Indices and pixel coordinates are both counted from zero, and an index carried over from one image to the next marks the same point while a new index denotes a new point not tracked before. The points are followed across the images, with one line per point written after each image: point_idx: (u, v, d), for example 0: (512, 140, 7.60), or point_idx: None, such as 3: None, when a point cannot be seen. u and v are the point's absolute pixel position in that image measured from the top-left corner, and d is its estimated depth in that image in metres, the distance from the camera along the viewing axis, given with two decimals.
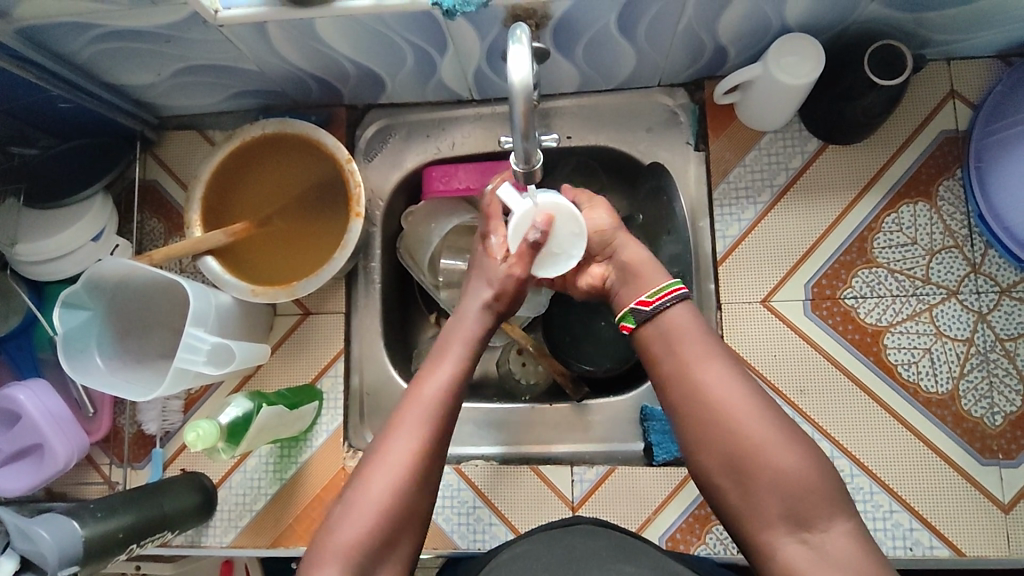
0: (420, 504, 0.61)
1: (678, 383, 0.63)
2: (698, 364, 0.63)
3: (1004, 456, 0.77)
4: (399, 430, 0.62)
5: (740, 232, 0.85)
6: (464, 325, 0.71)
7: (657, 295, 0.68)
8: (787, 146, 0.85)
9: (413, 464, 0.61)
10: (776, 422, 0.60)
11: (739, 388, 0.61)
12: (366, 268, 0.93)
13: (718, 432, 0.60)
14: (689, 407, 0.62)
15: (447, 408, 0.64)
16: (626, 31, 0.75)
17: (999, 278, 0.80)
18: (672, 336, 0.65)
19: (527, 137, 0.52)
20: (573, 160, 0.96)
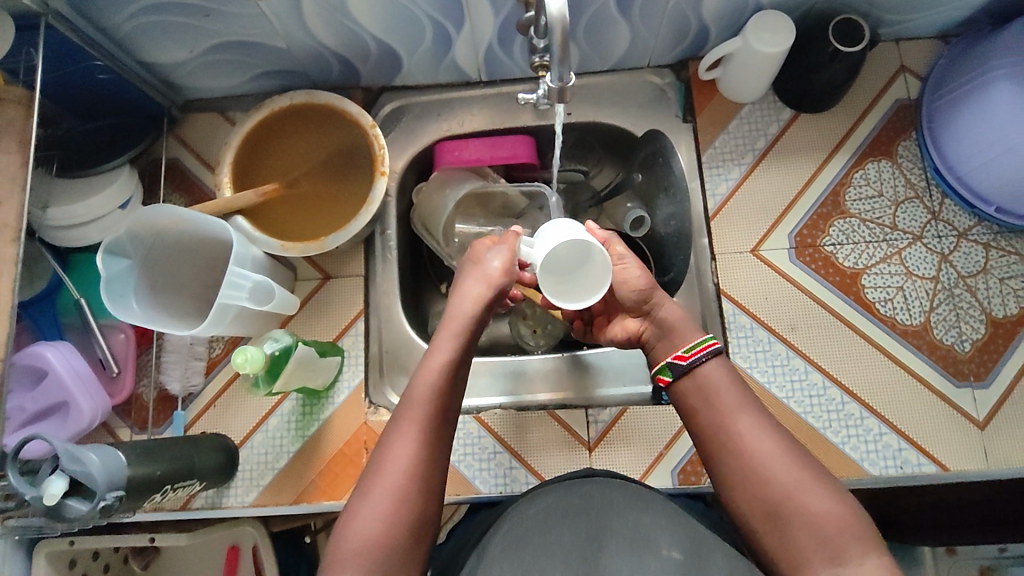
0: (428, 503, 0.65)
1: (711, 429, 0.68)
2: (731, 413, 0.68)
3: (975, 378, 0.85)
4: (402, 433, 0.66)
5: (729, 190, 0.94)
6: (452, 320, 0.73)
7: (701, 345, 0.72)
8: (764, 116, 0.96)
9: (417, 467, 0.65)
10: (813, 470, 0.63)
11: (774, 438, 0.65)
12: (383, 235, 0.98)
13: (750, 474, 0.64)
14: (725, 455, 0.66)
15: (438, 405, 0.68)
16: (624, 9, 0.85)
17: (956, 223, 0.90)
18: (707, 389, 0.70)
19: (562, 64, 0.62)
20: (572, 135, 1.04)
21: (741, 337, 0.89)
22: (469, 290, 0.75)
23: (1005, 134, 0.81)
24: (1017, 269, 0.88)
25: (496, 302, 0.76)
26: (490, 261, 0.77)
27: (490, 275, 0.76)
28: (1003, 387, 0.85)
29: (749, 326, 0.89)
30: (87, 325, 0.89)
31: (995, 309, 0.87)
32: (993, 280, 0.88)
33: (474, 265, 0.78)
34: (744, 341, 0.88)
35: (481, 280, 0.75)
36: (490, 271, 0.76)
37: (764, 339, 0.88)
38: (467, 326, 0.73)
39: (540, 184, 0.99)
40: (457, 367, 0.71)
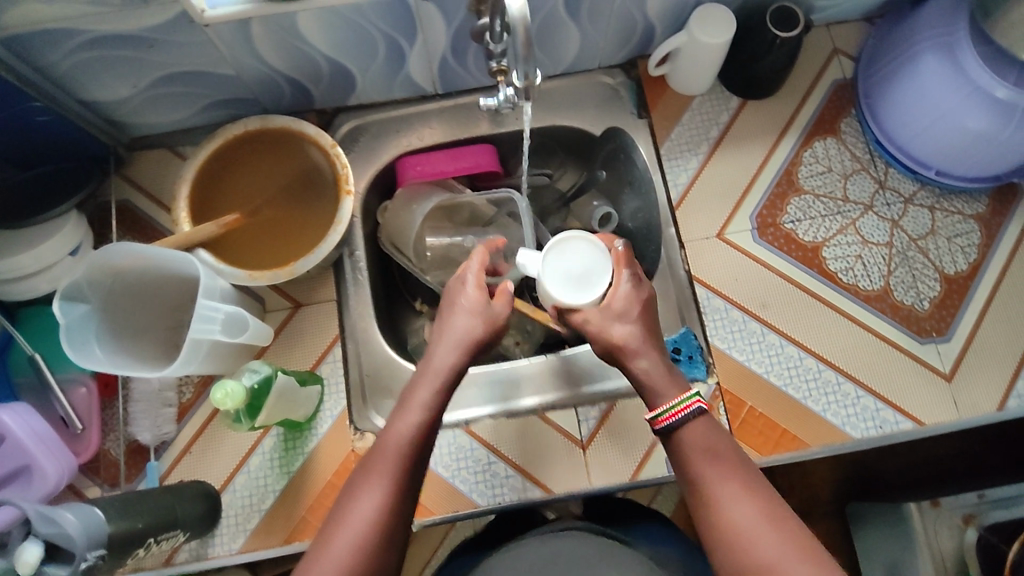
0: (384, 562, 0.62)
1: (694, 491, 0.66)
2: (711, 479, 0.65)
3: (938, 333, 0.90)
4: (365, 483, 0.64)
5: (689, 179, 0.97)
6: (430, 368, 0.71)
7: (677, 407, 0.68)
8: (713, 106, 1.00)
9: (379, 522, 0.62)
10: (792, 542, 0.60)
11: (751, 506, 0.63)
12: (352, 257, 0.94)
13: (726, 544, 0.62)
14: (703, 522, 0.65)
15: (408, 455, 0.66)
16: (573, 13, 0.87)
17: (902, 189, 0.96)
18: (684, 453, 0.68)
19: (527, 60, 0.62)
20: (534, 141, 1.04)
21: (716, 319, 0.91)
22: (452, 329, 0.73)
23: (937, 105, 0.88)
24: (961, 228, 0.94)
25: (484, 347, 0.74)
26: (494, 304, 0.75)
27: (492, 321, 0.73)
28: (964, 339, 0.90)
29: (723, 308, 0.91)
30: (46, 382, 0.84)
31: (946, 267, 0.93)
32: (942, 240, 0.94)
33: (450, 304, 0.76)
34: (719, 323, 0.91)
35: (471, 314, 0.74)
36: (493, 315, 0.74)
37: (739, 319, 0.91)
38: (447, 377, 0.71)
39: (506, 188, 0.99)
40: (433, 414, 0.69)
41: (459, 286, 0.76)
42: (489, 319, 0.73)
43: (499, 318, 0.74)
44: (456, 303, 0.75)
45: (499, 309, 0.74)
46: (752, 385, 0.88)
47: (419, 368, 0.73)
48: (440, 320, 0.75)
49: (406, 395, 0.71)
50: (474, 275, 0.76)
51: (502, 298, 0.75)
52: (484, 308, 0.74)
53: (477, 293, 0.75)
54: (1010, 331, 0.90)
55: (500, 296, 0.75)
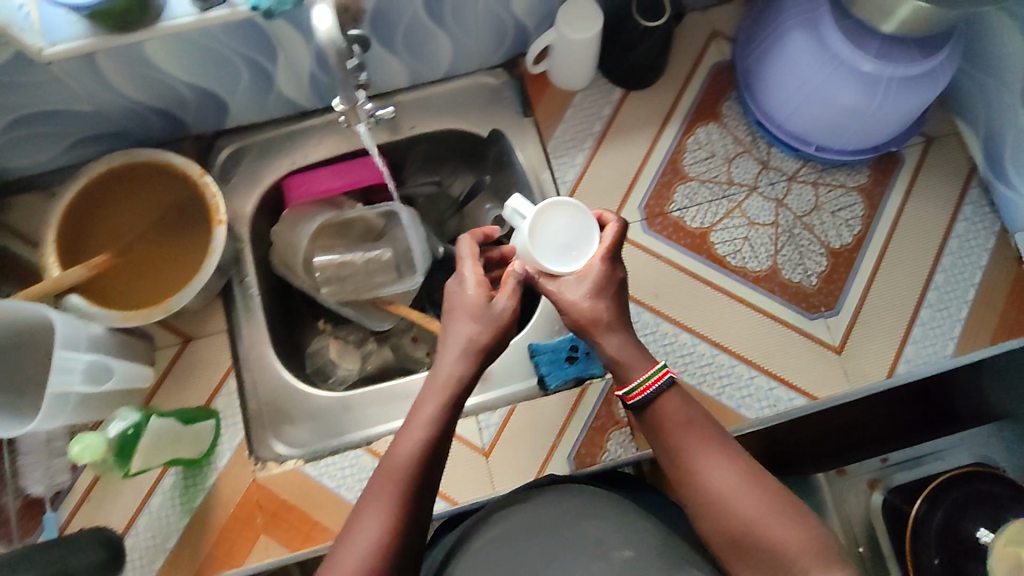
0: None
1: (673, 462, 0.64)
2: (691, 448, 0.64)
3: (826, 308, 0.92)
4: (371, 502, 0.61)
5: (576, 176, 0.97)
6: (436, 381, 0.68)
7: (650, 380, 0.67)
8: (596, 100, 0.99)
9: (387, 544, 0.59)
10: (773, 501, 0.60)
11: (732, 470, 0.62)
12: (242, 284, 0.93)
13: (710, 510, 0.61)
14: (685, 491, 0.63)
15: (416, 471, 0.62)
16: (437, 19, 0.86)
17: (785, 168, 0.97)
18: (662, 426, 0.66)
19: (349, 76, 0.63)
20: (423, 146, 1.02)
21: None
22: (455, 339, 0.69)
23: (807, 81, 0.88)
24: (845, 201, 0.96)
25: (491, 352, 0.70)
26: (497, 299, 0.71)
27: (494, 321, 0.70)
28: (851, 311, 0.92)
29: None
30: None
31: (831, 241, 0.94)
32: (826, 215, 0.95)
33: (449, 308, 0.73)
34: None
35: (472, 319, 0.70)
36: (498, 315, 0.70)
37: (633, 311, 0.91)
38: (455, 389, 0.67)
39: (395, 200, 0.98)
40: (440, 425, 0.65)
41: (456, 289, 0.73)
42: (489, 321, 0.70)
43: (503, 317, 0.71)
44: (456, 304, 0.72)
45: (502, 305, 0.71)
46: None
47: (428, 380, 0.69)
48: (444, 328, 0.71)
49: (414, 408, 0.67)
50: (472, 274, 0.73)
51: (506, 291, 0.72)
52: (483, 311, 0.70)
53: (477, 292, 0.71)
54: (895, 298, 0.93)
55: (501, 290, 0.72)
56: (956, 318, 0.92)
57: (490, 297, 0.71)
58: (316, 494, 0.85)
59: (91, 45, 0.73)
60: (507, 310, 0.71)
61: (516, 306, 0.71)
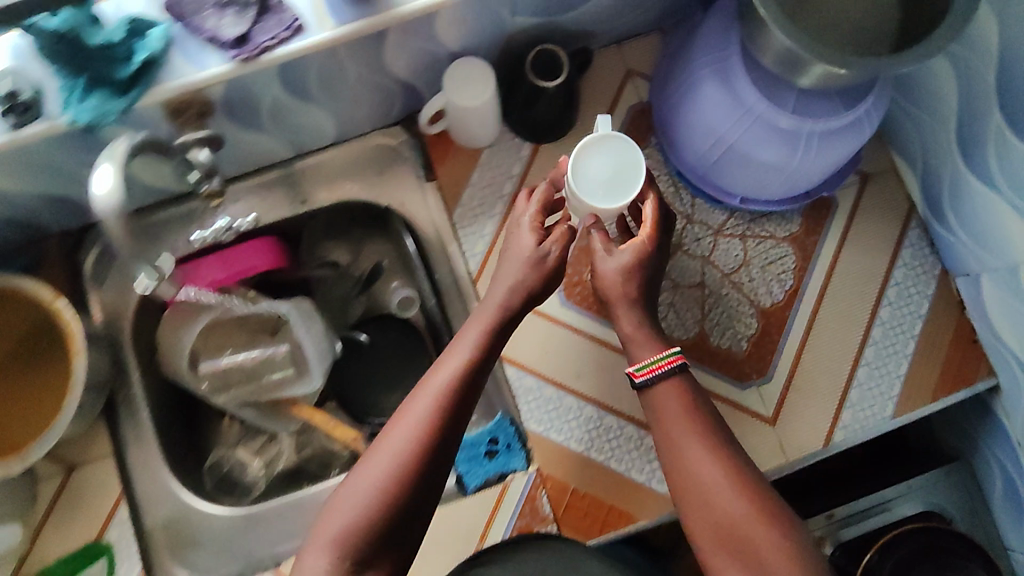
0: (420, 486, 0.64)
1: (666, 449, 0.69)
2: (683, 442, 0.68)
3: (758, 375, 0.86)
4: (406, 412, 0.66)
5: (487, 247, 0.88)
6: (488, 306, 0.73)
7: (661, 360, 0.71)
8: (504, 157, 0.90)
9: (421, 442, 0.64)
10: (757, 505, 0.64)
11: (719, 467, 0.66)
12: (126, 397, 0.85)
13: (698, 498, 0.66)
14: (674, 476, 0.68)
15: (455, 394, 0.66)
16: (304, 95, 0.75)
17: (711, 221, 0.89)
18: (657, 410, 0.71)
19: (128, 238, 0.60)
20: (320, 219, 0.92)
21: (529, 401, 0.85)
22: (507, 277, 0.74)
23: (721, 135, 0.79)
24: (775, 254, 0.89)
25: (538, 297, 0.75)
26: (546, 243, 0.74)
27: (544, 264, 0.74)
28: (784, 377, 0.86)
29: (536, 387, 0.85)
30: None
31: (762, 300, 0.88)
32: (755, 271, 0.88)
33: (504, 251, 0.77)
34: (533, 404, 0.85)
35: (525, 265, 0.74)
36: (545, 259, 0.74)
37: (554, 396, 0.85)
38: (498, 318, 0.72)
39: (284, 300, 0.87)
40: (479, 351, 0.70)
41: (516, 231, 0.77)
42: (542, 264, 0.74)
43: (551, 263, 0.74)
44: (512, 248, 0.76)
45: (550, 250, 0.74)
46: (572, 466, 0.84)
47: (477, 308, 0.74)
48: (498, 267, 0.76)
49: (460, 334, 0.72)
50: (530, 219, 0.77)
51: (558, 234, 0.75)
52: (537, 257, 0.74)
53: (531, 237, 0.75)
54: (830, 359, 0.87)
55: (556, 233, 0.75)
56: (895, 375, 0.87)
57: (540, 244, 0.74)
58: None
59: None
60: (556, 254, 0.74)
61: (562, 251, 0.74)
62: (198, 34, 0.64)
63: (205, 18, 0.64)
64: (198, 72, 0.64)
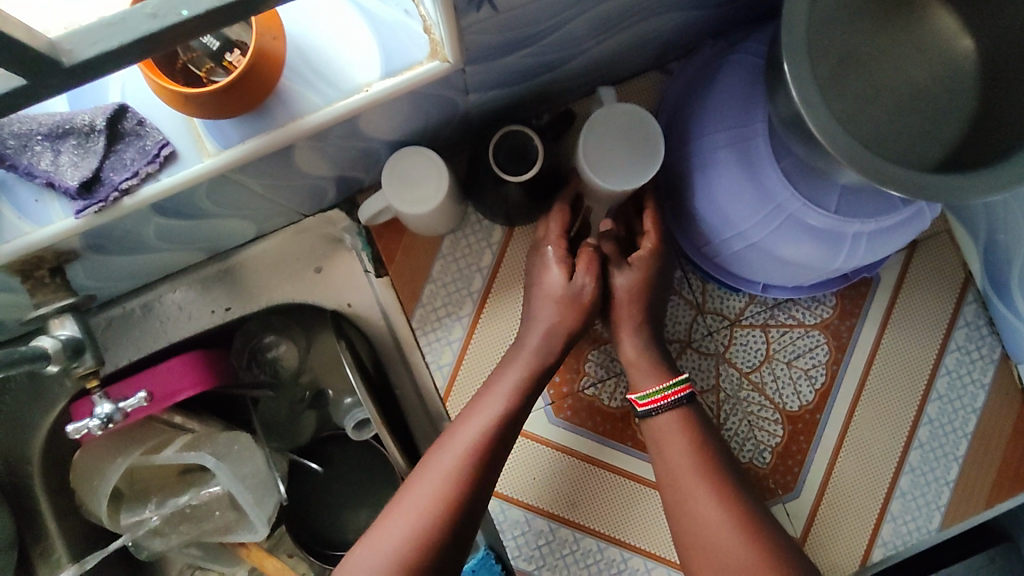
0: (449, 548, 0.58)
1: (669, 488, 0.63)
2: (688, 485, 0.61)
3: (784, 491, 0.73)
4: (434, 465, 0.61)
5: (456, 356, 0.73)
6: (523, 352, 0.66)
7: (666, 390, 0.65)
8: (472, 243, 0.74)
9: (444, 510, 0.58)
10: (770, 555, 0.57)
11: (729, 510, 0.59)
12: (44, 555, 0.73)
13: (704, 545, 0.59)
14: (677, 518, 0.62)
15: (489, 449, 0.61)
16: (199, 212, 0.58)
17: (726, 309, 0.74)
18: (661, 448, 0.64)
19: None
20: (255, 322, 0.77)
21: (517, 535, 0.72)
22: (538, 315, 0.66)
23: (739, 225, 0.63)
24: (803, 344, 0.74)
25: (577, 334, 0.67)
26: (577, 278, 0.65)
27: (578, 302, 0.65)
28: (814, 492, 0.73)
29: (524, 519, 0.73)
30: None
31: (787, 403, 0.74)
32: (781, 366, 0.74)
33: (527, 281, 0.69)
34: (521, 539, 0.72)
35: (555, 302, 0.66)
36: (577, 293, 0.65)
37: (545, 528, 0.72)
38: (536, 364, 0.66)
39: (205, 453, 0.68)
40: (513, 403, 0.64)
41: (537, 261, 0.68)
42: (566, 293, 0.65)
43: (586, 296, 0.65)
44: (539, 284, 0.67)
45: (583, 285, 0.65)
46: None
47: (511, 352, 0.68)
48: (526, 303, 0.68)
49: (492, 379, 0.66)
50: (554, 248, 0.66)
51: (583, 263, 0.65)
52: (565, 289, 0.65)
53: (556, 267, 0.66)
54: (869, 467, 0.74)
55: (580, 262, 0.65)
56: (944, 482, 0.73)
57: (567, 275, 0.65)
58: None
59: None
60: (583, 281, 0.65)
61: (596, 284, 0.65)
62: (29, 179, 0.48)
63: (36, 156, 0.48)
64: (35, 232, 0.49)
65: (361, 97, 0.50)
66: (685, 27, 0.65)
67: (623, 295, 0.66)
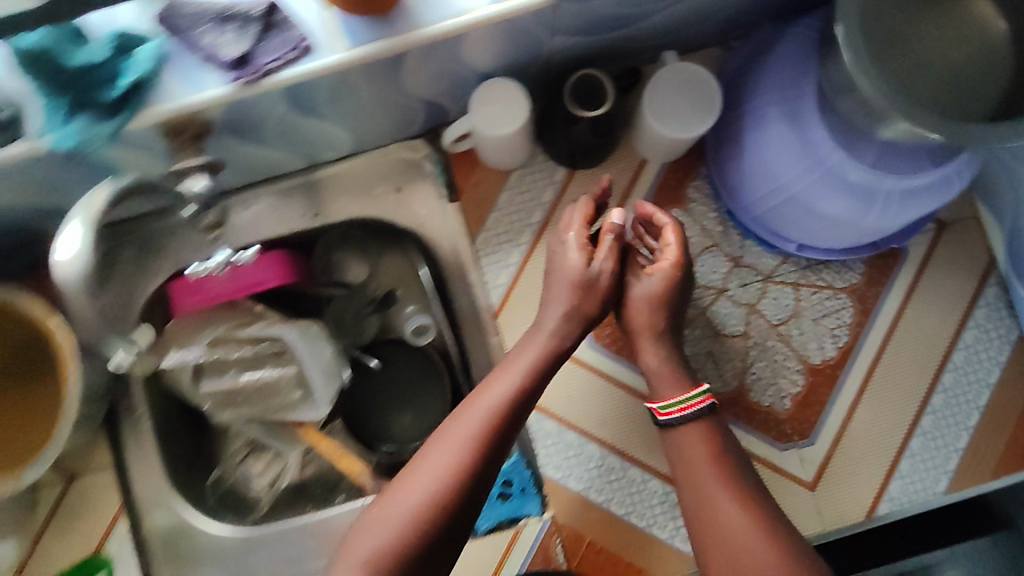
0: (466, 507, 0.61)
1: (688, 490, 0.67)
2: (706, 485, 0.65)
3: (799, 437, 0.79)
4: (453, 430, 0.64)
5: (510, 279, 0.85)
6: (543, 332, 0.71)
7: (688, 400, 0.69)
8: (536, 180, 0.84)
9: (462, 469, 0.61)
10: (784, 556, 0.58)
11: (742, 506, 0.63)
12: (128, 409, 0.82)
13: (717, 541, 0.62)
14: (694, 518, 0.65)
15: (505, 418, 0.65)
16: (317, 113, 0.69)
17: (761, 266, 0.81)
18: (681, 452, 0.68)
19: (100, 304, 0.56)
20: (334, 234, 0.86)
21: (548, 445, 0.80)
22: (558, 299, 0.71)
23: (782, 181, 0.71)
24: (831, 305, 0.80)
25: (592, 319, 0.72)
26: (595, 263, 0.71)
27: (595, 287, 0.71)
28: (829, 441, 0.79)
29: (557, 432, 0.80)
30: None
31: (811, 356, 0.80)
32: (807, 323, 0.80)
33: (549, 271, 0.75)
34: (552, 449, 0.80)
35: (573, 284, 0.71)
36: (596, 279, 0.70)
37: (574, 442, 0.80)
38: (552, 344, 0.69)
39: (287, 324, 0.81)
40: (529, 378, 0.67)
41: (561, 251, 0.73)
42: (580, 278, 0.71)
43: (602, 283, 0.71)
44: (558, 264, 0.72)
45: (600, 270, 0.71)
46: (588, 517, 0.79)
47: (528, 334, 0.72)
48: (547, 287, 0.74)
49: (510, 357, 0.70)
50: (577, 236, 0.73)
51: (606, 249, 0.71)
52: (585, 274, 0.71)
53: (581, 254, 0.72)
54: (882, 425, 0.79)
55: (603, 248, 0.71)
56: (952, 448, 0.78)
57: (591, 260, 0.71)
58: None
59: (70, 293, 0.52)
60: (601, 265, 0.71)
61: (612, 270, 0.71)
62: (194, 53, 0.59)
63: (203, 35, 0.59)
64: (193, 94, 0.59)
65: (468, 18, 0.59)
66: (750, 2, 0.73)
67: (640, 299, 0.72)
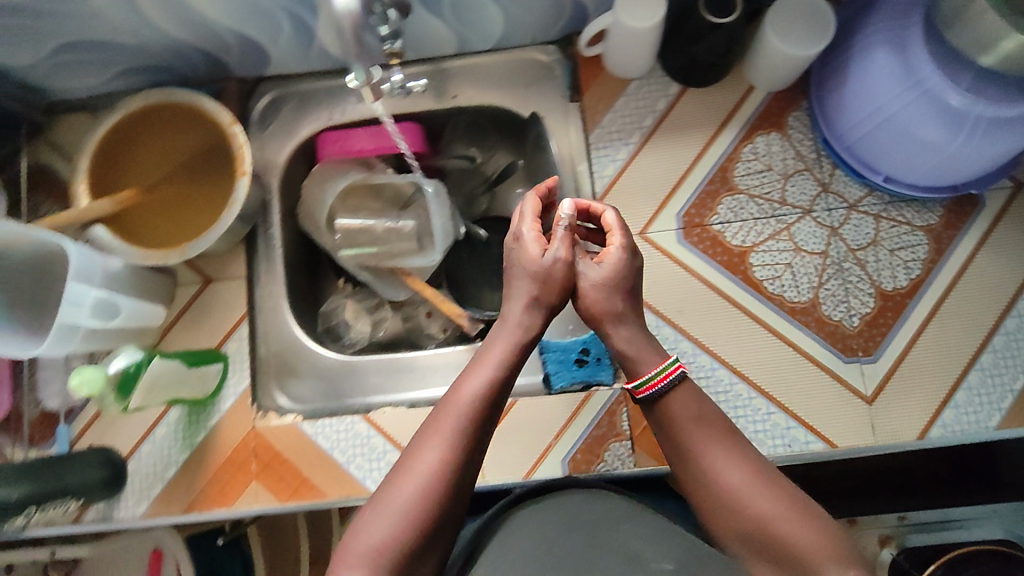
0: (455, 502, 0.60)
1: (680, 459, 0.62)
2: (700, 454, 0.61)
3: (864, 353, 0.85)
4: (437, 429, 0.61)
5: (616, 171, 0.92)
6: (508, 325, 0.68)
7: (659, 374, 0.64)
8: (651, 92, 0.93)
9: (448, 468, 0.59)
10: (790, 510, 0.56)
11: (742, 466, 0.59)
12: (265, 233, 0.93)
13: (720, 506, 0.59)
14: (691, 484, 0.61)
15: (481, 411, 0.62)
16: None
17: (846, 195, 0.89)
18: (667, 424, 0.63)
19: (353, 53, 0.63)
20: (462, 120, 0.99)
21: None
22: (521, 294, 0.68)
23: (883, 105, 0.79)
24: (907, 240, 0.88)
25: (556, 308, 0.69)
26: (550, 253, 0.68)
27: (550, 277, 0.68)
28: (892, 360, 0.85)
29: None
30: None
31: (884, 282, 0.87)
32: (883, 252, 0.88)
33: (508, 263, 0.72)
34: None
35: (532, 276, 0.68)
36: (552, 269, 0.68)
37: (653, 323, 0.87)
38: (525, 337, 0.67)
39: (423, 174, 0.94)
40: (504, 372, 0.65)
41: (516, 245, 0.71)
42: (543, 268, 0.68)
43: (558, 273, 0.68)
44: (516, 259, 0.70)
45: (555, 260, 0.68)
46: None
47: (494, 331, 0.69)
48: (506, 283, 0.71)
49: (480, 353, 0.67)
50: (530, 228, 0.70)
51: (561, 241, 0.68)
52: (540, 266, 0.68)
53: (537, 246, 0.69)
54: (943, 355, 0.84)
55: (557, 240, 0.68)
56: (1009, 388, 0.83)
57: (545, 250, 0.68)
58: (308, 451, 0.86)
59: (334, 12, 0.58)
60: (559, 257, 0.68)
61: (566, 259, 0.68)
62: None
63: None
64: None
65: None
66: None
67: (594, 287, 0.68)
